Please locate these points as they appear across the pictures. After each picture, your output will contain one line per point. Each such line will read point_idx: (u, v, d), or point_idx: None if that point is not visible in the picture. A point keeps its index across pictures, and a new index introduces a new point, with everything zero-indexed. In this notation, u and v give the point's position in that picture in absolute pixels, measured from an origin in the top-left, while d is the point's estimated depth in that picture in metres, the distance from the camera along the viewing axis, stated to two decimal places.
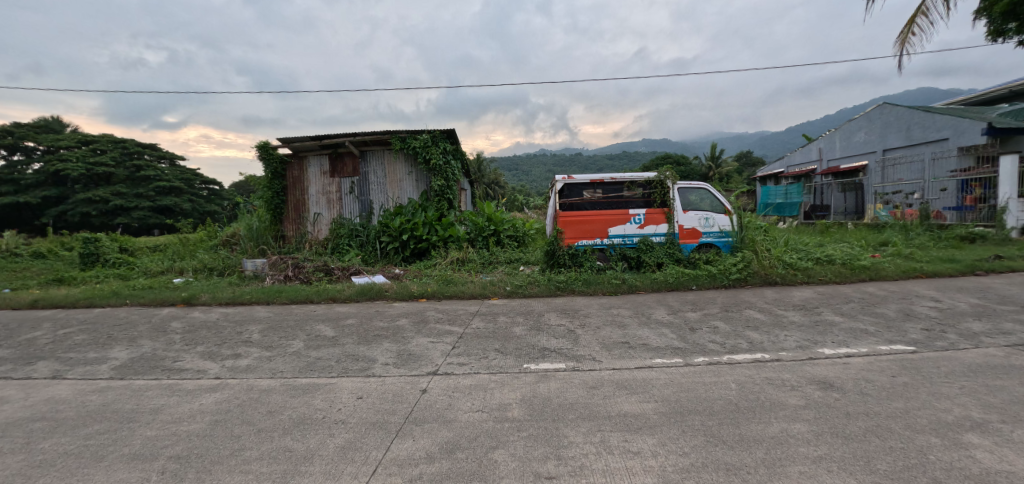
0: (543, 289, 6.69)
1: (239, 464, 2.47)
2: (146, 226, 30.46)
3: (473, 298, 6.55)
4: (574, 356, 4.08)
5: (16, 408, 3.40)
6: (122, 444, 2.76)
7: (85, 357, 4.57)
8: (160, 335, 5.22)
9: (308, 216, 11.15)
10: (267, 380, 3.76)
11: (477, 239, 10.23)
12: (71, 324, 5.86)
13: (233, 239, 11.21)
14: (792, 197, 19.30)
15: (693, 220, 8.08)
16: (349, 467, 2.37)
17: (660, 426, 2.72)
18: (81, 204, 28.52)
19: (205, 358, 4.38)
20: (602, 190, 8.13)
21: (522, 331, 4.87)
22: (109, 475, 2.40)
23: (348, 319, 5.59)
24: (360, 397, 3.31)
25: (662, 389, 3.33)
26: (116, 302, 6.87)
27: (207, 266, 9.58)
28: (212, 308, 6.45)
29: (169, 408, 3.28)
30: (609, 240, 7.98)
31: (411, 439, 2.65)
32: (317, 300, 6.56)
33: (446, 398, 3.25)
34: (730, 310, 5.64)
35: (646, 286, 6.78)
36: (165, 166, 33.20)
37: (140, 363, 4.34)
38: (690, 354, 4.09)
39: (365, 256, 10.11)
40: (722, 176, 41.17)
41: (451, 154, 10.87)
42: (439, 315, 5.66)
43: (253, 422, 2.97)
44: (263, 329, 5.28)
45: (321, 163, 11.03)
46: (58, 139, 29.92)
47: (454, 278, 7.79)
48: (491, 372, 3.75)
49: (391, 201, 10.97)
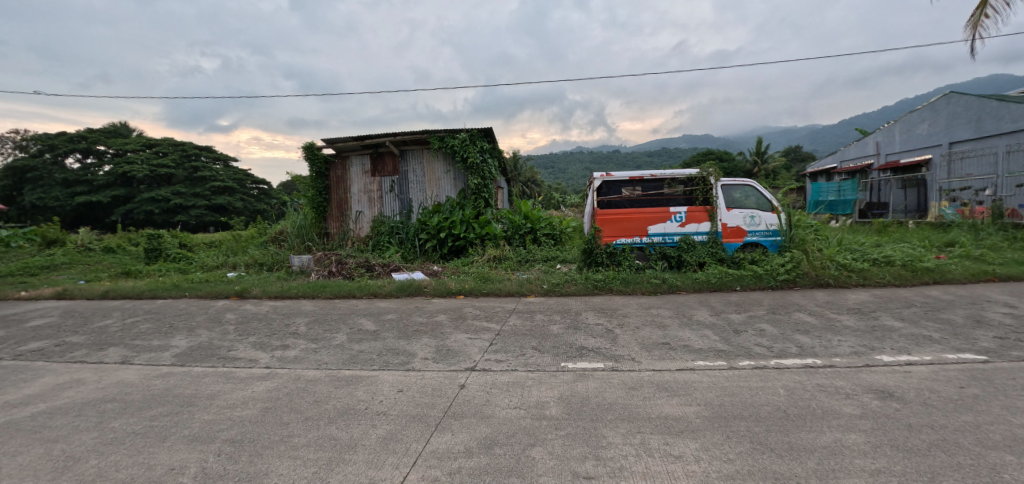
0: (580, 288, 6.60)
1: (288, 450, 2.60)
2: (203, 223, 32.52)
3: (509, 296, 6.56)
4: (612, 356, 4.01)
5: (90, 390, 3.72)
6: (183, 426, 2.97)
7: (150, 344, 4.93)
8: (215, 326, 5.55)
9: (351, 214, 11.51)
10: (313, 371, 3.92)
11: (514, 237, 10.34)
12: (137, 314, 6.33)
13: (281, 236, 11.63)
14: (845, 193, 18.22)
15: (738, 219, 7.75)
16: (391, 457, 2.44)
17: (705, 431, 2.62)
18: (145, 203, 30.75)
19: (256, 348, 4.62)
20: (642, 187, 7.98)
21: (559, 330, 4.84)
22: (172, 456, 2.59)
23: (389, 313, 5.75)
24: (401, 390, 3.39)
25: (705, 392, 3.22)
26: (176, 294, 7.37)
27: (257, 261, 10.07)
28: (262, 301, 6.79)
29: (224, 394, 3.48)
30: (648, 239, 7.80)
31: (450, 433, 2.69)
32: (360, 294, 6.78)
33: (484, 394, 3.27)
34: (777, 312, 5.38)
35: (688, 286, 6.55)
36: (220, 167, 35.30)
37: (198, 351, 4.63)
38: (734, 357, 3.93)
39: (405, 253, 10.28)
40: (769, 172, 39.20)
41: (488, 152, 10.95)
42: (476, 312, 5.71)
43: (301, 410, 3.11)
44: (309, 322, 5.51)
45: (362, 163, 11.37)
46: (126, 143, 32.53)
47: (491, 275, 7.84)
48: (528, 369, 3.75)
49: (430, 200, 11.15)
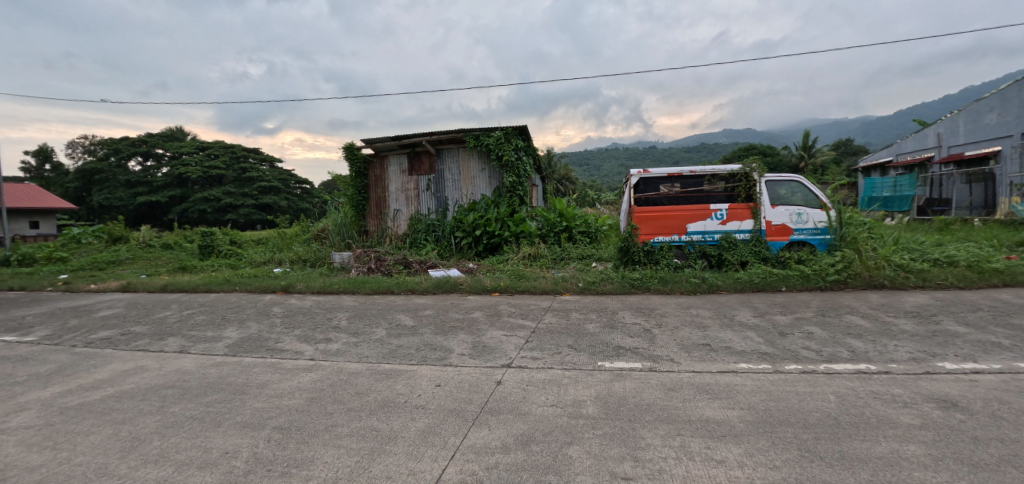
0: (616, 286, 6.51)
1: (332, 439, 2.70)
2: (251, 222, 34.23)
3: (545, 293, 6.55)
4: (650, 356, 3.93)
5: (153, 376, 4.00)
6: (236, 413, 3.15)
7: (205, 335, 5.25)
8: (263, 319, 5.84)
9: (389, 212, 11.79)
10: (355, 364, 4.05)
11: (549, 235, 10.33)
12: (193, 306, 6.74)
13: (322, 233, 12.08)
14: (902, 189, 17.08)
15: (783, 216, 7.42)
16: (430, 450, 2.50)
17: (749, 436, 2.53)
18: (199, 203, 32.68)
19: (301, 340, 4.82)
20: (681, 183, 7.78)
21: (595, 328, 4.80)
22: (226, 440, 2.75)
23: (426, 309, 5.86)
24: (439, 385, 3.45)
25: (748, 396, 3.10)
26: (228, 288, 7.80)
27: (301, 257, 10.50)
28: (306, 296, 7.08)
29: (273, 384, 3.66)
30: (687, 237, 7.59)
31: (487, 429, 2.71)
32: (398, 290, 6.95)
33: (520, 390, 3.28)
34: (827, 315, 5.11)
35: (729, 286, 6.33)
36: (266, 168, 37.03)
37: (248, 342, 4.89)
38: (780, 361, 3.77)
39: (441, 250, 10.45)
40: (817, 167, 37.25)
41: (522, 150, 10.96)
42: (511, 309, 5.73)
43: (343, 401, 3.22)
44: (350, 316, 5.70)
45: (400, 162, 11.63)
46: (182, 147, 34.65)
47: (526, 272, 7.86)
48: (564, 367, 3.73)
49: (466, 198, 11.28)
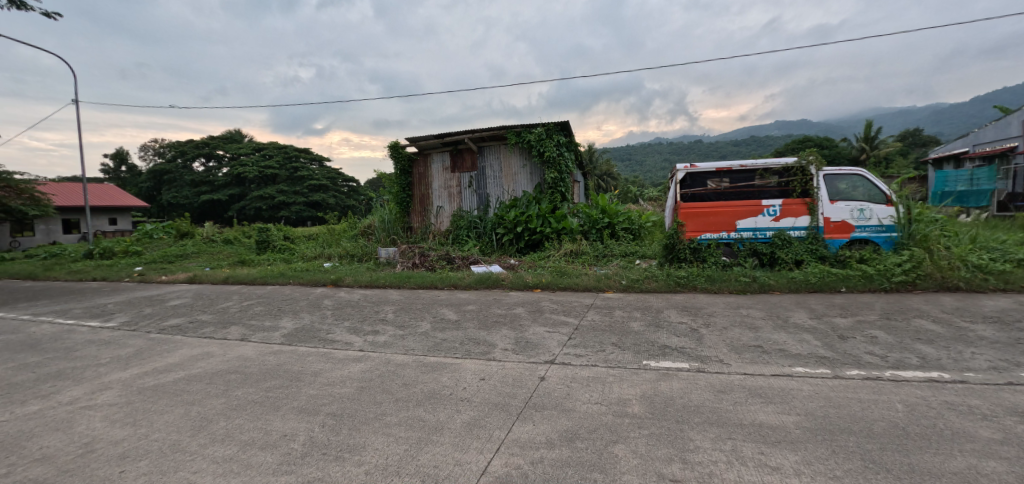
0: (661, 285, 6.35)
1: (382, 427, 2.80)
2: (302, 218, 35.98)
3: (587, 291, 6.48)
4: (698, 356, 3.81)
5: (218, 362, 4.30)
6: (292, 398, 3.33)
7: (263, 325, 5.58)
8: (316, 310, 6.13)
9: (432, 209, 12.04)
10: (402, 355, 4.18)
11: (591, 232, 10.24)
12: (252, 298, 7.19)
13: (369, 230, 12.51)
14: (980, 182, 15.66)
15: (843, 212, 6.98)
16: (475, 442, 2.54)
17: (806, 444, 2.40)
18: (255, 200, 34.72)
19: (351, 332, 5.03)
20: (730, 178, 7.49)
21: (639, 327, 4.71)
22: (285, 424, 2.92)
23: (469, 304, 5.95)
24: (483, 379, 3.50)
25: (805, 401, 2.95)
26: (283, 281, 8.25)
27: (349, 253, 10.92)
28: (354, 289, 7.38)
29: (325, 372, 3.84)
30: (737, 234, 7.29)
31: (531, 423, 2.73)
32: (441, 285, 7.10)
33: (564, 387, 3.27)
34: (893, 318, 4.75)
35: (783, 286, 6.03)
36: (316, 167, 38.80)
37: (302, 332, 5.15)
38: (840, 366, 3.55)
39: (483, 246, 10.56)
40: (881, 159, 34.72)
41: (564, 146, 10.90)
42: (553, 306, 5.72)
43: (392, 391, 3.34)
44: (396, 309, 5.89)
45: (443, 159, 11.85)
46: (240, 148, 36.90)
47: (568, 269, 7.82)
48: (608, 365, 3.69)
49: (507, 195, 11.34)
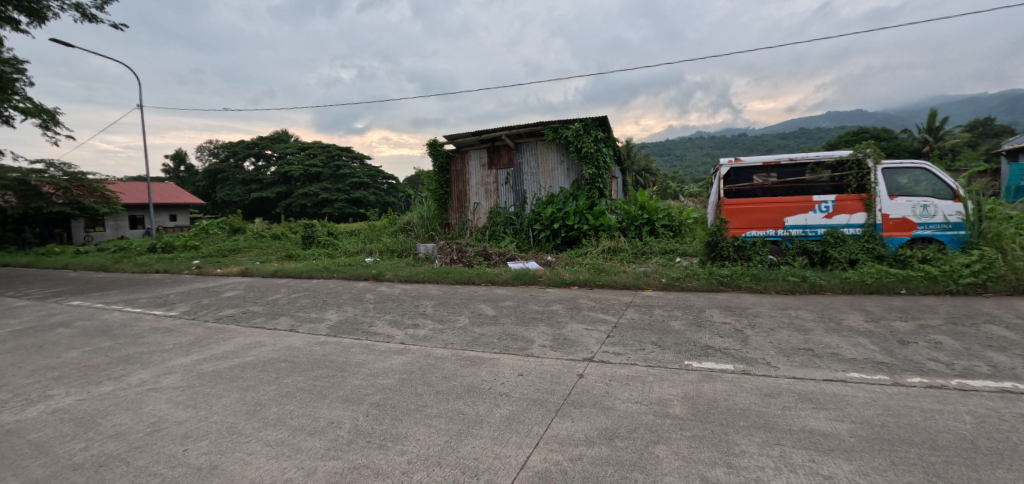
0: (703, 283, 6.17)
1: (423, 418, 2.88)
2: (344, 215, 37.30)
3: (625, 288, 6.39)
4: (743, 358, 3.69)
5: (269, 351, 4.54)
6: (338, 388, 3.47)
7: (310, 316, 5.84)
8: (358, 303, 6.36)
9: (469, 205, 12.18)
10: (441, 349, 4.27)
11: (629, 228, 10.08)
12: (299, 291, 7.53)
13: (408, 226, 12.81)
14: None
15: (904, 208, 6.53)
16: (515, 436, 2.57)
17: (862, 453, 2.28)
18: (301, 198, 36.27)
19: (392, 325, 5.19)
20: (778, 173, 7.17)
21: (680, 326, 4.60)
22: (331, 412, 3.05)
23: (507, 300, 6.00)
24: (521, 374, 3.52)
25: (860, 409, 2.80)
26: (327, 275, 8.60)
27: (389, 248, 11.23)
28: (395, 284, 7.59)
29: (369, 364, 3.98)
30: (785, 231, 6.98)
31: (570, 420, 2.73)
32: (479, 281, 7.19)
33: (603, 385, 3.25)
34: (960, 323, 4.41)
35: (836, 286, 5.71)
36: (357, 165, 40.09)
37: (346, 324, 5.36)
38: (899, 372, 3.34)
39: (520, 243, 10.60)
40: (947, 151, 32.20)
41: (602, 141, 10.76)
42: (591, 303, 5.67)
43: (432, 384, 3.42)
44: (436, 304, 6.01)
45: (480, 156, 11.95)
46: (287, 147, 38.62)
47: (606, 266, 7.74)
48: (648, 365, 3.62)
49: (544, 191, 11.31)
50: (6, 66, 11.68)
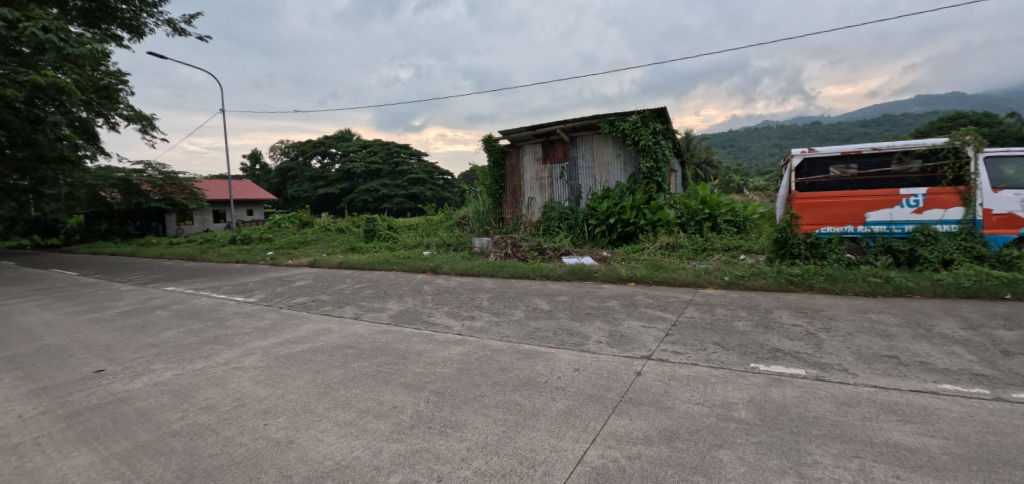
0: (770, 282, 5.83)
1: (481, 407, 2.97)
2: (403, 210, 38.82)
3: (685, 286, 6.18)
4: (816, 363, 3.46)
5: (337, 337, 4.86)
6: (400, 374, 3.65)
7: (373, 306, 6.16)
8: (417, 295, 6.62)
9: (524, 200, 12.25)
10: (497, 341, 4.36)
11: (689, 224, 9.72)
12: (362, 281, 7.96)
13: (463, 220, 13.11)
14: None
15: (1011, 203, 5.80)
16: (571, 431, 2.58)
17: (957, 473, 2.07)
18: (363, 193, 38.16)
19: (450, 316, 5.36)
20: (859, 164, 6.62)
21: (745, 327, 4.38)
22: (394, 397, 3.22)
23: (561, 295, 6.00)
24: (577, 369, 3.52)
25: (955, 424, 2.54)
26: (388, 267, 9.01)
27: (446, 242, 11.54)
28: (451, 277, 7.82)
29: (429, 353, 4.14)
30: (866, 228, 6.42)
31: (628, 418, 2.70)
32: (533, 276, 7.24)
33: (662, 384, 3.18)
34: None
35: (926, 289, 5.19)
36: (415, 161, 41.54)
37: (407, 314, 5.60)
38: (1003, 387, 2.98)
39: (574, 238, 10.52)
40: None
41: (661, 133, 10.43)
42: (649, 300, 5.54)
43: (490, 375, 3.50)
44: (491, 297, 6.14)
45: (534, 151, 11.97)
46: (350, 146, 40.75)
47: (664, 263, 7.52)
48: (711, 365, 3.50)
49: (599, 185, 11.14)
50: (113, 78, 13.23)
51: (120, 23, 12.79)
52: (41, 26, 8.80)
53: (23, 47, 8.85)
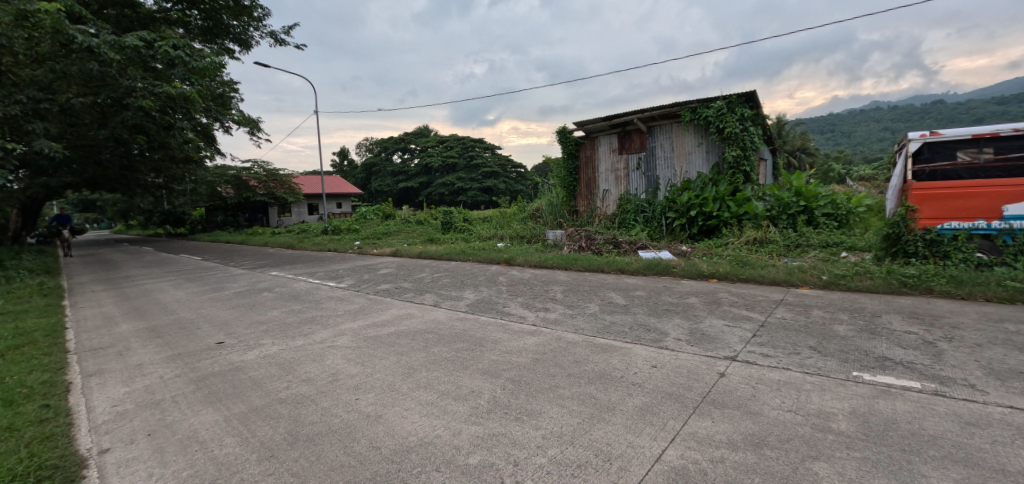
0: (878, 284, 5.22)
1: (556, 397, 3.02)
2: (477, 202, 39.96)
3: (775, 285, 5.73)
4: (934, 376, 3.06)
5: (419, 322, 5.16)
6: (478, 361, 3.80)
7: (451, 294, 6.46)
8: (493, 285, 6.82)
9: (598, 192, 12.05)
10: (572, 334, 4.37)
11: (781, 217, 8.98)
12: (440, 271, 8.35)
13: (537, 213, 13.19)
14: None
15: None
16: (649, 428, 2.54)
17: None
18: (440, 186, 39.81)
19: (524, 307, 5.46)
20: (995, 147, 5.79)
21: (846, 332, 3.98)
22: (472, 382, 3.37)
23: (638, 290, 5.86)
24: (655, 366, 3.44)
25: None
26: (464, 257, 9.37)
27: (519, 234, 11.71)
28: (525, 268, 7.95)
29: (504, 342, 4.27)
30: (1003, 223, 5.50)
31: (710, 420, 2.60)
32: (608, 269, 7.13)
33: (749, 387, 3.01)
34: None
35: None
36: (489, 155, 42.48)
37: (482, 304, 5.80)
38: None
39: (651, 232, 10.17)
40: None
41: (749, 120, 9.70)
42: (733, 298, 5.23)
43: (565, 367, 3.54)
44: (565, 290, 6.15)
45: (610, 141, 11.70)
46: (428, 141, 42.66)
47: (751, 259, 7.03)
48: (805, 371, 3.24)
49: (679, 176, 10.63)
50: (226, 88, 14.92)
51: (232, 38, 14.35)
52: (171, 44, 10.17)
53: (158, 63, 10.22)
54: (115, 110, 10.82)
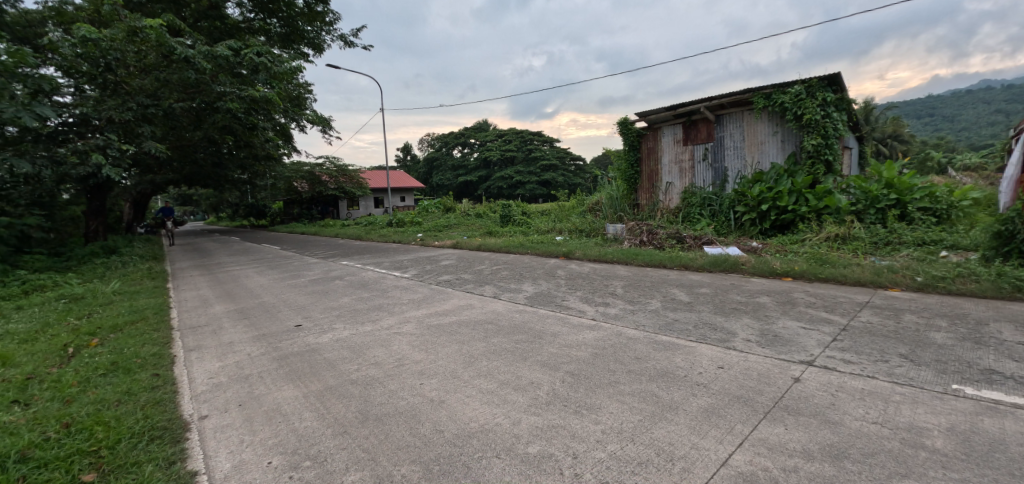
0: (986, 287, 4.64)
1: (616, 393, 3.01)
2: (535, 196, 40.01)
3: (859, 285, 5.27)
4: None
5: (479, 313, 5.31)
6: (537, 353, 3.86)
7: (509, 286, 6.57)
8: (551, 278, 6.85)
9: (661, 185, 11.63)
10: (633, 330, 4.31)
11: (868, 212, 8.21)
12: (499, 263, 8.51)
13: (596, 206, 12.99)
14: None
15: None
16: (714, 430, 2.47)
17: None
18: (498, 180, 40.31)
19: (583, 301, 5.44)
20: None
21: (945, 339, 3.59)
22: (531, 373, 3.43)
23: (703, 287, 5.63)
24: (722, 367, 3.31)
25: None
26: (523, 250, 9.47)
27: (577, 228, 11.61)
28: (584, 262, 7.89)
29: (563, 335, 4.29)
30: None
31: (783, 427, 2.47)
32: (670, 265, 6.91)
33: (827, 395, 2.82)
34: None
35: None
36: (547, 148, 42.34)
37: (541, 297, 5.85)
38: None
39: (718, 226, 9.69)
40: None
41: (832, 105, 8.91)
42: (810, 299, 4.87)
43: (625, 363, 3.50)
44: (625, 285, 6.05)
45: (674, 132, 11.23)
46: (487, 135, 43.27)
47: (831, 256, 6.50)
48: (894, 380, 2.98)
49: (750, 168, 10.02)
50: (302, 90, 16.07)
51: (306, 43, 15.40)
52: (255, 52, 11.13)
53: (243, 70, 11.21)
54: (208, 112, 11.94)
